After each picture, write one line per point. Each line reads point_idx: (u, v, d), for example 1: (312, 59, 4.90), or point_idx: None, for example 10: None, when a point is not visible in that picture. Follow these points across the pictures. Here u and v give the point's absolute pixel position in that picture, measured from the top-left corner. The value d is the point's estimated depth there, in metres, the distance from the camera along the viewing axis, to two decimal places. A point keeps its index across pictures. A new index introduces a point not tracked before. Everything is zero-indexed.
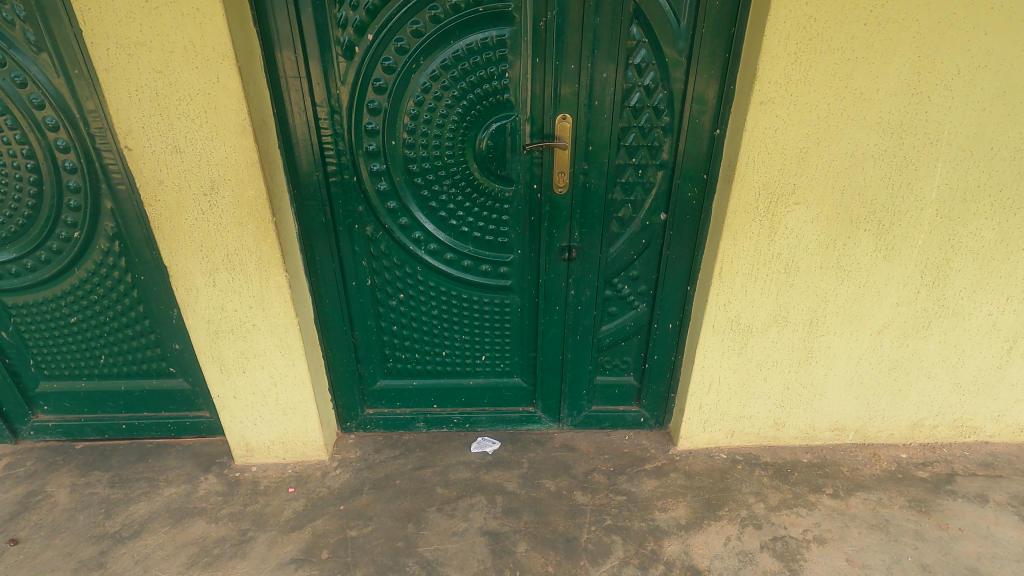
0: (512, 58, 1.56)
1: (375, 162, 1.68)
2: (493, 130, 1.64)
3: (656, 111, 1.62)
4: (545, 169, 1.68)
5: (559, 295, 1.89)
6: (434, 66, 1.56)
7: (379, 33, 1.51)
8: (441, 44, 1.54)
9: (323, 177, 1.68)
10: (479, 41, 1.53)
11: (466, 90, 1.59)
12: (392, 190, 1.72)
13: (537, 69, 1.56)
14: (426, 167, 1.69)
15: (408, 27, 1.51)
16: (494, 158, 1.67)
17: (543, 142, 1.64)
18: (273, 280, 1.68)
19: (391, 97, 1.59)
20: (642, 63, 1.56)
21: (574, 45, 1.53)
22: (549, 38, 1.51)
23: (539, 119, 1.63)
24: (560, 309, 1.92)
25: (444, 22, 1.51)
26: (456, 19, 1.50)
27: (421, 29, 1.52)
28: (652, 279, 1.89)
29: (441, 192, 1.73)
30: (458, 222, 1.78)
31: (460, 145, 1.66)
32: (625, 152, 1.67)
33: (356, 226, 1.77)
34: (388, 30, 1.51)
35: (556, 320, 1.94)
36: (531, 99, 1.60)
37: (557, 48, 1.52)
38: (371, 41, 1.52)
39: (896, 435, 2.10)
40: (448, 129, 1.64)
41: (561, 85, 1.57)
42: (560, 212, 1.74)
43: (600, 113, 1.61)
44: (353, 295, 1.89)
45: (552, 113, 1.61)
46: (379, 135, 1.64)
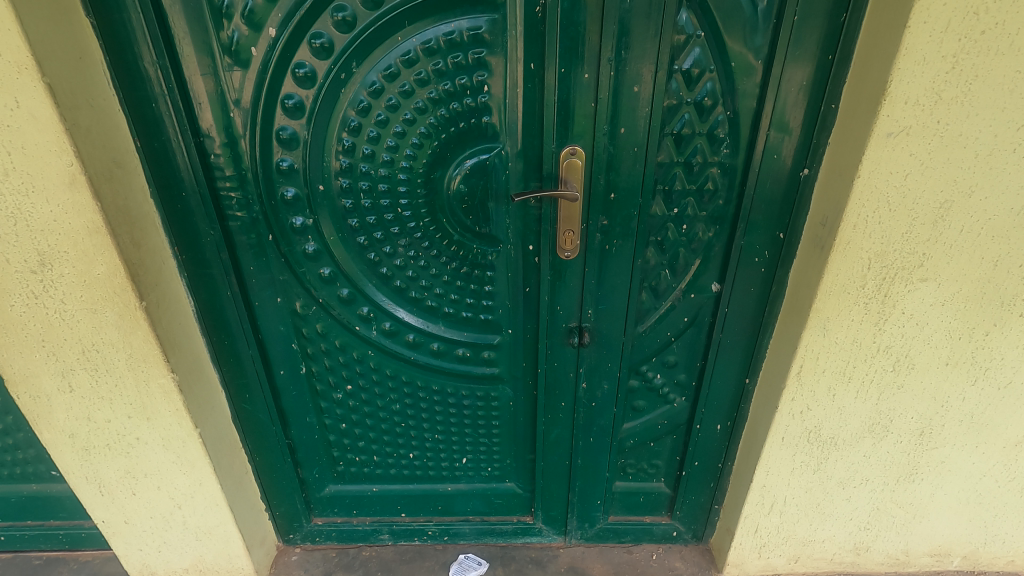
0: (493, 62, 1.01)
1: (297, 214, 1.15)
2: (468, 168, 1.10)
3: (712, 141, 1.08)
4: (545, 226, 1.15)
5: (565, 388, 1.37)
6: (374, 74, 1.02)
7: (285, 26, 0.98)
8: (383, 42, 1.00)
9: (222, 236, 1.16)
10: (442, 37, 0.99)
11: (424, 112, 1.05)
12: (324, 252, 1.20)
13: (531, 78, 1.02)
14: (372, 221, 1.16)
15: (330, 15, 0.98)
16: (471, 208, 1.14)
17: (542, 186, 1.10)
18: (156, 383, 1.17)
19: (312, 121, 1.06)
20: (693, 69, 1.01)
21: (587, 43, 0.98)
22: (548, 32, 0.97)
23: (536, 153, 1.09)
24: (567, 405, 1.39)
25: (385, 7, 0.97)
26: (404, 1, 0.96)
27: (351, 17, 0.98)
28: (695, 368, 1.35)
29: (396, 254, 1.20)
30: (422, 295, 1.26)
31: (420, 191, 1.13)
32: (662, 200, 1.14)
33: (279, 300, 1.26)
34: (299, 20, 0.97)
35: (561, 419, 1.41)
36: (524, 124, 1.06)
37: (562, 45, 0.98)
38: (274, 38, 0.99)
39: (1018, 562, 1.56)
40: (401, 168, 1.11)
41: (568, 104, 1.03)
42: (567, 282, 1.21)
43: (627, 145, 1.07)
44: (284, 385, 1.38)
45: (554, 143, 1.06)
46: (299, 176, 1.11)
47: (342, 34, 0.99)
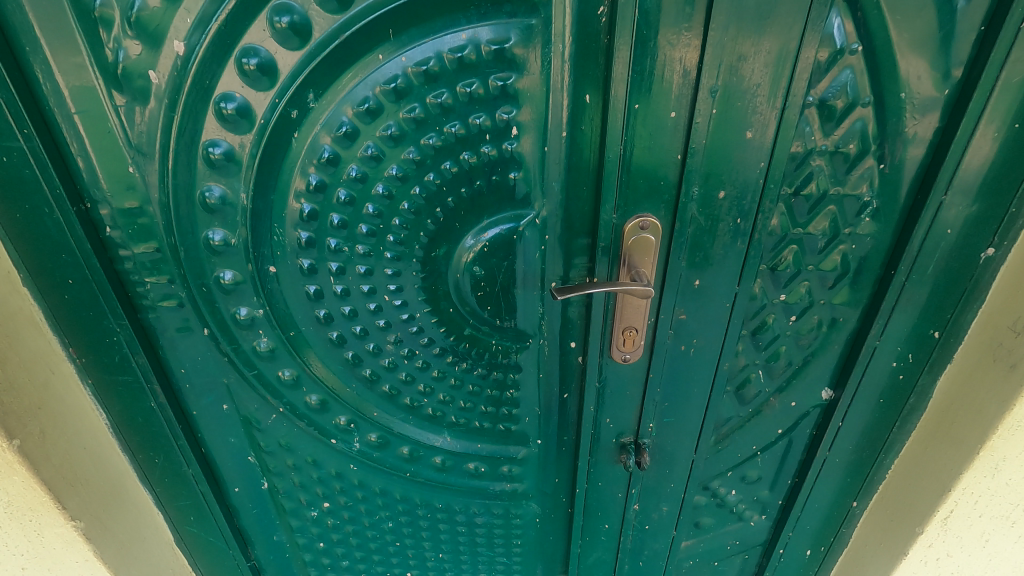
0: (526, 91, 0.65)
1: (241, 303, 0.81)
2: (486, 244, 0.75)
3: (850, 205, 0.72)
4: (598, 322, 0.80)
5: (611, 508, 1.03)
6: (342, 111, 0.67)
7: (198, 38, 0.62)
8: (353, 62, 0.64)
9: (132, 332, 0.81)
10: (446, 53, 0.63)
11: (421, 166, 0.70)
12: (283, 350, 0.86)
13: (585, 116, 0.66)
14: (348, 312, 0.81)
15: (268, 21, 0.61)
16: (490, 297, 0.79)
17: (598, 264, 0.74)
18: (51, 530, 0.81)
19: (251, 180, 0.70)
20: (839, 102, 0.65)
21: (678, 63, 0.61)
22: (616, 46, 0.60)
23: (585, 223, 0.73)
24: (611, 526, 1.06)
25: (354, 6, 0.60)
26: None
27: (301, 24, 0.61)
28: (783, 484, 1.02)
29: (383, 352, 0.86)
30: (421, 400, 0.92)
31: (415, 273, 0.78)
32: (767, 284, 0.78)
33: (226, 407, 0.92)
34: (219, 27, 0.61)
35: (603, 541, 1.08)
36: (569, 183, 0.70)
37: (637, 67, 0.61)
38: (182, 57, 0.62)
39: None
40: (388, 244, 0.76)
41: (641, 156, 0.67)
42: (621, 389, 0.87)
43: (727, 214, 0.71)
44: (241, 502, 1.06)
45: (615, 213, 0.70)
46: (239, 254, 0.76)
47: (289, 50, 0.63)
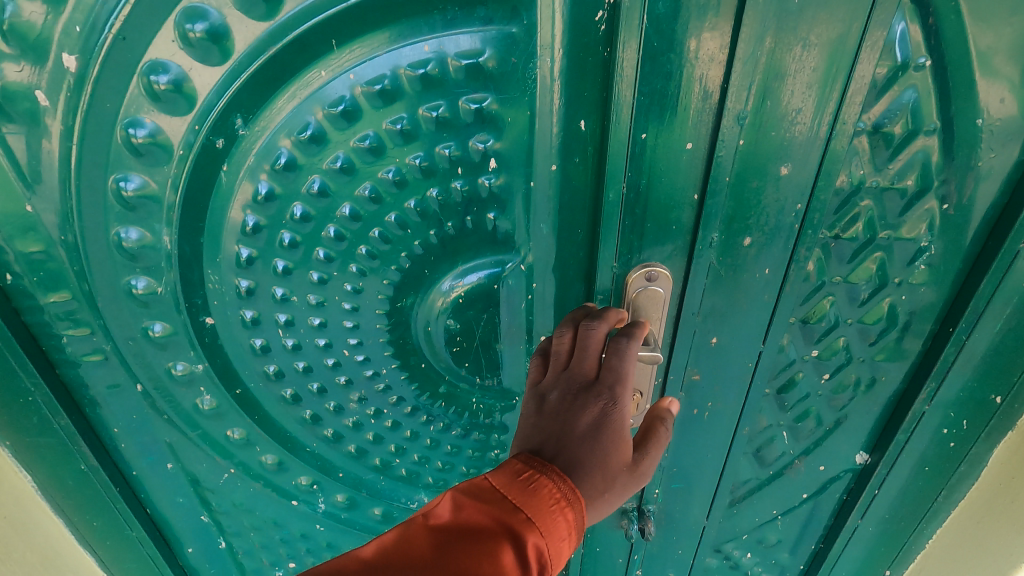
0: (507, 117, 0.52)
1: (177, 357, 0.69)
2: (461, 294, 0.63)
3: (902, 251, 0.59)
4: None
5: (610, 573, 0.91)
6: (279, 141, 0.54)
7: (89, 51, 0.48)
8: (288, 81, 0.51)
9: (50, 391, 0.69)
10: (406, 69, 0.50)
11: (380, 204, 0.58)
12: (230, 407, 0.74)
13: (580, 147, 0.53)
14: (302, 367, 0.70)
15: (176, 29, 0.48)
16: (468, 351, 0.68)
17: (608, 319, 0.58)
18: None
19: (175, 221, 0.58)
20: (897, 130, 0.52)
21: (699, 83, 0.48)
22: (619, 61, 0.47)
23: (579, 271, 0.61)
24: None
25: (286, 11, 0.47)
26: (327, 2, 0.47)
27: (219, 33, 0.48)
28: (806, 549, 0.90)
29: (346, 410, 0.74)
30: (392, 460, 0.80)
31: (379, 325, 0.66)
32: (797, 339, 0.66)
33: (171, 465, 0.81)
34: (113, 37, 0.48)
35: None
36: (560, 226, 0.58)
37: (645, 88, 0.48)
38: (74, 74, 0.49)
39: None
40: (344, 293, 0.64)
41: (649, 196, 0.54)
42: None
43: (754, 265, 0.58)
44: (196, 563, 0.94)
45: (616, 262, 0.58)
46: (169, 303, 0.64)
47: (208, 67, 0.50)
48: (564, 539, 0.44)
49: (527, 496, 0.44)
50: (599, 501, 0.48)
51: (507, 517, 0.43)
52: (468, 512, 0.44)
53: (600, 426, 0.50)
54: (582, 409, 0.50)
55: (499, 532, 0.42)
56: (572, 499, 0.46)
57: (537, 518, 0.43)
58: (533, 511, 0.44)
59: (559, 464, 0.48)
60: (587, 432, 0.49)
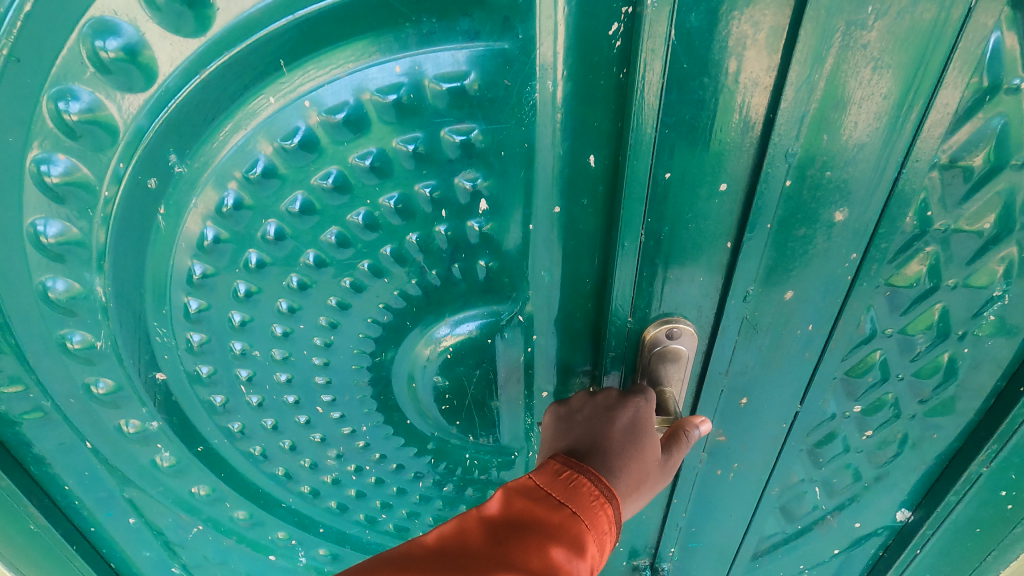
0: (498, 150, 0.43)
1: (127, 414, 0.60)
2: (450, 349, 0.54)
3: (969, 300, 0.50)
4: None
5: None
6: (224, 180, 0.44)
7: None
8: (229, 109, 0.41)
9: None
10: (373, 94, 0.40)
11: (351, 251, 0.48)
12: (192, 464, 0.66)
13: (589, 186, 0.44)
14: (271, 425, 0.61)
15: (83, 48, 0.38)
16: (459, 409, 0.59)
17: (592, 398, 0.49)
18: None
19: (108, 271, 0.49)
20: (980, 165, 0.42)
21: (738, 112, 0.38)
22: (641, 85, 0.37)
23: (587, 322, 0.52)
24: None
25: (218, 26, 0.37)
26: (269, 13, 0.37)
27: (136, 54, 0.38)
28: None
29: (323, 468, 0.66)
30: (379, 516, 0.73)
31: (356, 381, 0.57)
32: (839, 396, 0.57)
33: (134, 521, 0.73)
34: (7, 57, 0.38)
35: None
36: (567, 277, 0.49)
37: (671, 118, 0.39)
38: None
39: None
40: (314, 349, 0.54)
41: (674, 245, 0.45)
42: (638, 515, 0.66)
43: (797, 320, 0.49)
44: None
45: (632, 318, 0.49)
46: (112, 358, 0.55)
47: (130, 95, 0.40)
48: (608, 532, 0.42)
49: (571, 491, 0.42)
50: (636, 496, 0.46)
51: (554, 513, 0.41)
52: (518, 505, 0.42)
53: (638, 425, 0.47)
54: (619, 406, 0.47)
55: (549, 525, 0.40)
56: (610, 497, 0.43)
57: (582, 514, 0.41)
58: (578, 506, 0.41)
59: (598, 459, 0.45)
60: (625, 431, 0.46)
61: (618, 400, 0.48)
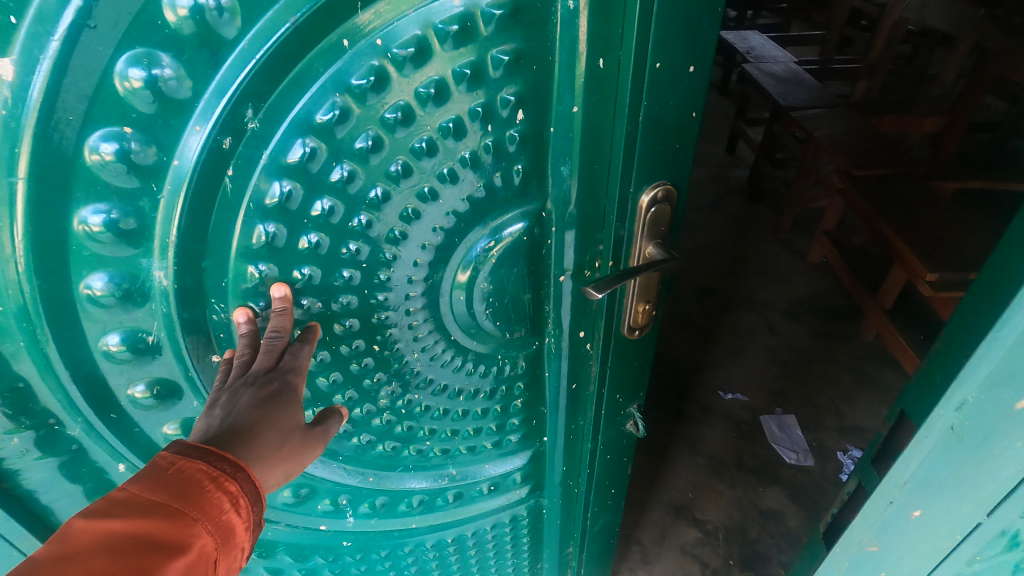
0: (533, 64, 0.57)
1: (173, 413, 0.63)
2: (495, 255, 0.68)
3: None
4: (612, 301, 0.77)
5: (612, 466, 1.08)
6: (297, 132, 0.50)
7: (32, 61, 0.40)
8: (308, 57, 0.48)
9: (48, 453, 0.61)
10: (438, 26, 0.51)
11: (412, 178, 0.58)
12: None
13: (599, 85, 0.59)
14: (352, 348, 0.67)
15: (163, 15, 0.42)
16: (500, 306, 0.73)
17: (241, 391, 0.52)
18: None
19: (171, 252, 0.52)
20: None
21: (707, 13, 0.57)
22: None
23: (594, 206, 0.69)
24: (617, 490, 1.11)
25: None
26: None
27: (215, 27, 0.44)
28: None
29: (385, 389, 0.74)
30: (424, 447, 0.87)
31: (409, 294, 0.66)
32: None
33: None
34: (60, 42, 0.40)
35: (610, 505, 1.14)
36: (581, 167, 0.64)
37: (664, 19, 0.56)
38: (12, 83, 0.40)
39: None
40: (379, 269, 0.62)
41: (650, 121, 0.63)
42: (632, 367, 0.89)
43: None
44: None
45: (632, 186, 0.67)
46: (160, 344, 0.57)
47: (200, 54, 0.45)
48: (236, 518, 0.45)
49: (192, 494, 0.43)
50: (285, 464, 0.51)
51: (173, 522, 0.41)
52: (134, 520, 0.40)
53: (273, 403, 0.52)
54: (248, 389, 0.52)
55: (166, 535, 0.40)
56: (241, 482, 0.46)
57: (202, 513, 0.43)
58: (200, 508, 0.43)
59: (240, 444, 0.48)
60: (272, 413, 0.51)
61: (250, 385, 0.53)
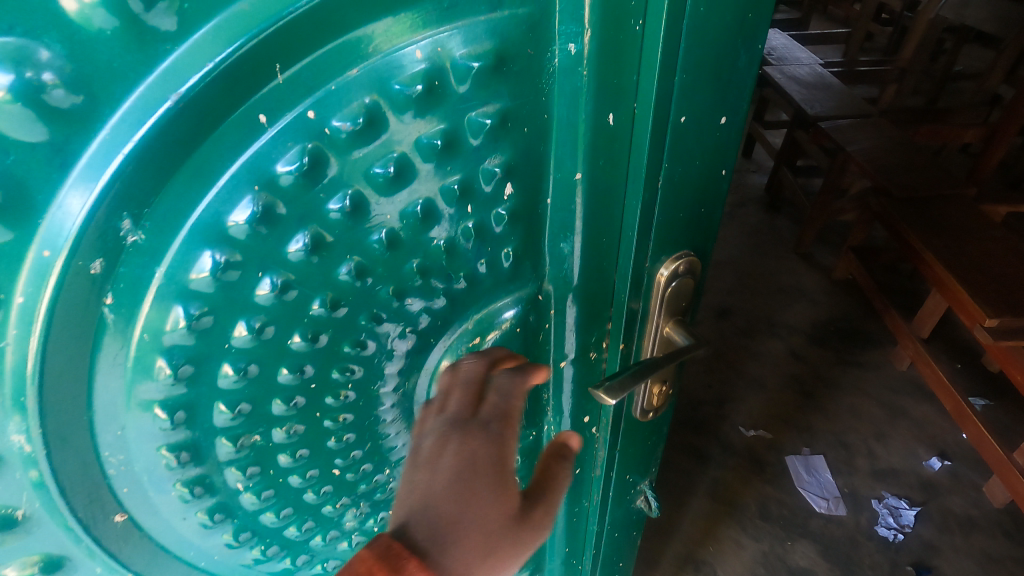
0: (523, 126, 0.41)
1: None
2: (482, 349, 0.52)
3: None
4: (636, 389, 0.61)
5: (625, 550, 0.94)
6: (204, 243, 0.34)
7: None
8: (203, 145, 0.31)
9: None
10: (396, 88, 0.35)
11: (369, 280, 0.41)
12: None
13: (608, 143, 0.45)
14: (303, 480, 0.50)
15: None
16: None
17: None
18: None
19: (32, 412, 0.34)
20: None
21: (743, 48, 0.43)
22: (658, 33, 0.39)
23: (602, 281, 0.55)
24: (625, 562, 0.96)
25: (195, 30, 0.28)
26: (262, 5, 0.29)
27: (54, 111, 0.27)
28: None
29: (350, 515, 0.58)
30: None
31: (373, 412, 0.50)
32: None
33: None
34: None
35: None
36: (581, 243, 0.50)
37: (691, 60, 0.41)
38: None
39: None
40: (331, 392, 0.46)
41: (671, 180, 0.47)
42: (646, 446, 0.73)
43: None
44: None
45: (649, 257, 0.52)
46: (46, 519, 0.39)
47: (43, 149, 0.28)
48: None
49: None
50: None
51: None
52: None
53: None
54: None
55: None
56: None
57: None
58: None
59: None
60: None
61: None
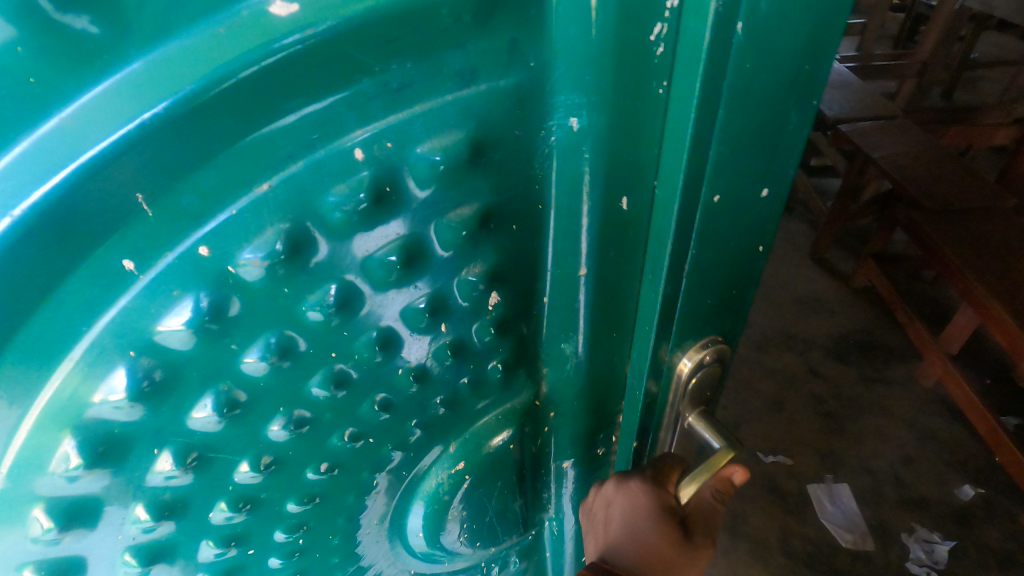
0: (512, 224, 0.33)
1: None
2: (469, 476, 0.44)
3: None
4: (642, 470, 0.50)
5: None
6: (63, 430, 0.25)
7: None
8: (38, 314, 0.22)
9: None
10: (330, 199, 0.26)
11: (312, 428, 0.34)
12: None
13: (620, 231, 0.35)
14: None
15: None
16: (483, 531, 0.49)
17: None
18: None
19: None
20: None
21: (798, 107, 0.30)
22: (692, 98, 0.28)
23: (613, 377, 0.45)
24: None
25: None
26: (96, 118, 0.19)
27: None
28: None
29: None
30: None
31: (336, 551, 0.43)
32: None
33: None
34: None
35: None
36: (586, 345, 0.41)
37: (731, 131, 0.30)
38: None
39: None
40: (277, 540, 0.38)
41: (705, 271, 0.36)
42: None
43: None
44: None
45: (670, 349, 0.40)
46: None
47: None
48: None
49: None
50: None
51: None
52: None
53: None
54: None
55: None
56: None
57: None
58: None
59: None
60: None
61: None
